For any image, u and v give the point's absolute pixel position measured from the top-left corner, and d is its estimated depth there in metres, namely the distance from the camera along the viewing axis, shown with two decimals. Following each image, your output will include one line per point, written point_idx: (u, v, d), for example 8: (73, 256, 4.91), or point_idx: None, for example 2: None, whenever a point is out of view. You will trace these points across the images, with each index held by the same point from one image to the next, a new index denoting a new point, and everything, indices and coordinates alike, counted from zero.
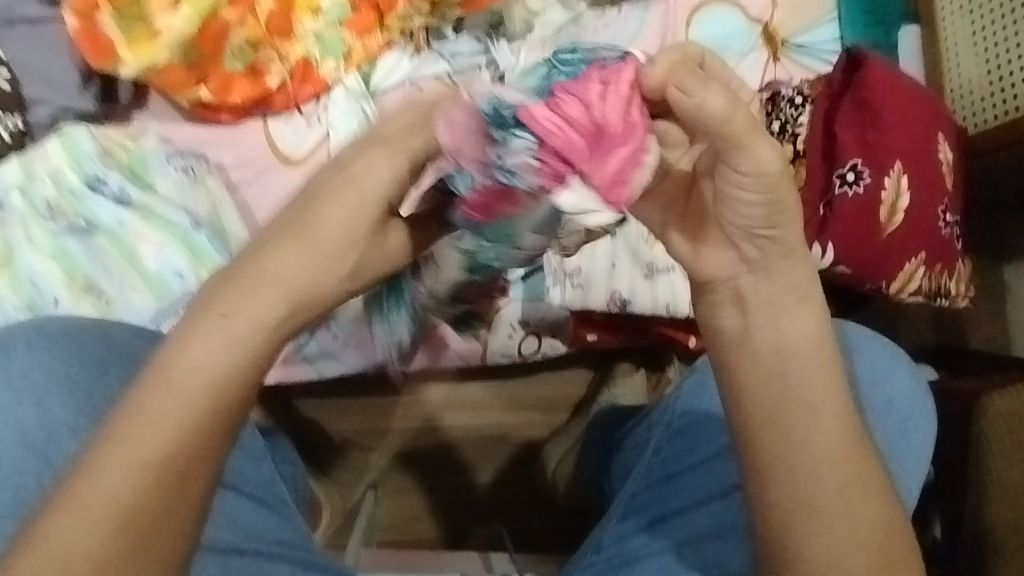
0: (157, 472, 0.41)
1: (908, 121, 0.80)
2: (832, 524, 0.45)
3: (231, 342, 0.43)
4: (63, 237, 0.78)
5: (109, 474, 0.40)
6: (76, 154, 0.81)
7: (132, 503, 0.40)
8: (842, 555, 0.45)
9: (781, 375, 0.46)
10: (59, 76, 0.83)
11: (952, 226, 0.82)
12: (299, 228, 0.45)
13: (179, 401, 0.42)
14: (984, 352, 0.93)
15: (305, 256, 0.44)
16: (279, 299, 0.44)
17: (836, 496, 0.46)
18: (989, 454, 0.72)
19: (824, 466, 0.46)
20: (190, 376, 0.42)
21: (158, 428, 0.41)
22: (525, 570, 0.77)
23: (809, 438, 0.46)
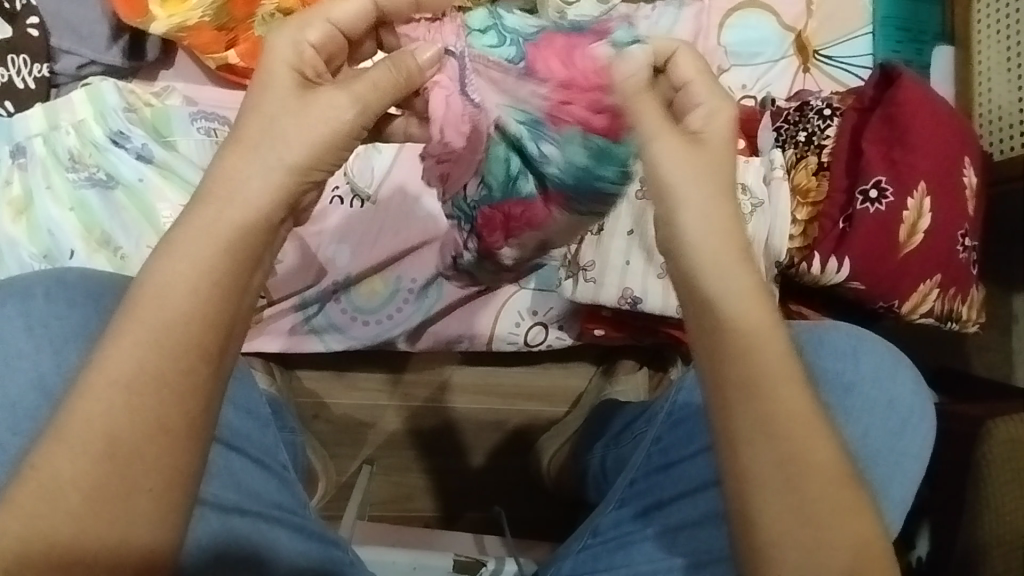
0: (131, 393, 0.40)
1: (938, 141, 0.79)
2: (783, 501, 0.43)
3: (193, 257, 0.43)
4: (83, 188, 0.78)
5: (92, 399, 0.40)
6: (100, 106, 0.80)
7: (110, 423, 0.40)
8: (802, 534, 0.43)
9: (735, 344, 0.45)
10: (89, 27, 0.82)
11: (969, 251, 0.82)
12: (241, 139, 0.48)
13: (147, 322, 0.42)
14: (986, 377, 0.93)
15: (262, 166, 0.47)
16: (240, 227, 0.45)
17: (800, 482, 0.43)
18: (989, 480, 0.71)
19: (780, 441, 0.43)
20: (157, 298, 0.42)
21: (125, 352, 0.41)
22: (517, 554, 0.78)
23: (762, 414, 0.44)
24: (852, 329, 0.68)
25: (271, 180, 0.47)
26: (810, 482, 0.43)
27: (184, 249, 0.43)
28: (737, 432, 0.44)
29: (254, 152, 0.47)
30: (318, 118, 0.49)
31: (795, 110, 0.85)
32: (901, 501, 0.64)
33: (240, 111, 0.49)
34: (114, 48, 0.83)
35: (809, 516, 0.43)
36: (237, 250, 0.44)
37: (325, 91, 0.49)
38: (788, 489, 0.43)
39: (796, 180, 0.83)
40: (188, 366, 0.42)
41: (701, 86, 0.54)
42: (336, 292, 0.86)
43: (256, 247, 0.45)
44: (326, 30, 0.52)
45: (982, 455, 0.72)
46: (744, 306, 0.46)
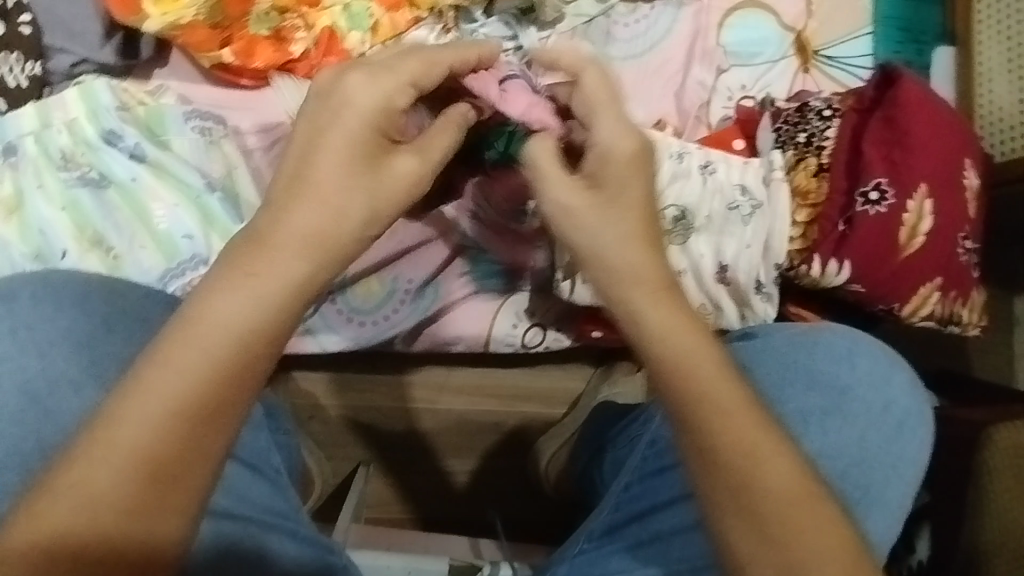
0: (180, 413, 0.42)
1: (938, 143, 0.79)
2: (745, 520, 0.45)
3: (244, 290, 0.45)
4: (75, 187, 0.78)
5: (136, 417, 0.41)
6: (93, 105, 0.80)
7: (156, 440, 0.41)
8: (764, 549, 0.45)
9: (682, 376, 0.48)
10: (81, 25, 0.81)
11: (970, 254, 0.81)
12: (306, 183, 0.48)
13: (197, 341, 0.43)
14: (986, 381, 0.93)
15: (320, 211, 0.47)
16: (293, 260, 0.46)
17: (762, 497, 0.45)
18: (989, 487, 0.72)
19: (732, 464, 0.46)
20: (206, 322, 0.44)
21: (173, 369, 0.42)
22: (512, 558, 0.77)
23: (719, 430, 0.46)
24: (847, 332, 0.68)
25: (326, 226, 0.47)
26: (771, 501, 0.45)
27: (236, 278, 0.45)
28: (705, 446, 0.46)
29: (319, 186, 0.48)
30: (347, 142, 0.49)
31: (796, 110, 0.84)
32: (898, 512, 0.63)
33: (303, 153, 0.49)
34: (107, 46, 0.82)
35: (773, 532, 0.45)
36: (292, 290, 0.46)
37: (399, 157, 0.51)
38: (746, 504, 0.45)
39: (796, 181, 0.82)
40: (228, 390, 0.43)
41: (607, 130, 0.54)
42: (332, 293, 0.85)
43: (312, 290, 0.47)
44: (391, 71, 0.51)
45: (984, 461, 0.72)
46: (686, 344, 0.49)
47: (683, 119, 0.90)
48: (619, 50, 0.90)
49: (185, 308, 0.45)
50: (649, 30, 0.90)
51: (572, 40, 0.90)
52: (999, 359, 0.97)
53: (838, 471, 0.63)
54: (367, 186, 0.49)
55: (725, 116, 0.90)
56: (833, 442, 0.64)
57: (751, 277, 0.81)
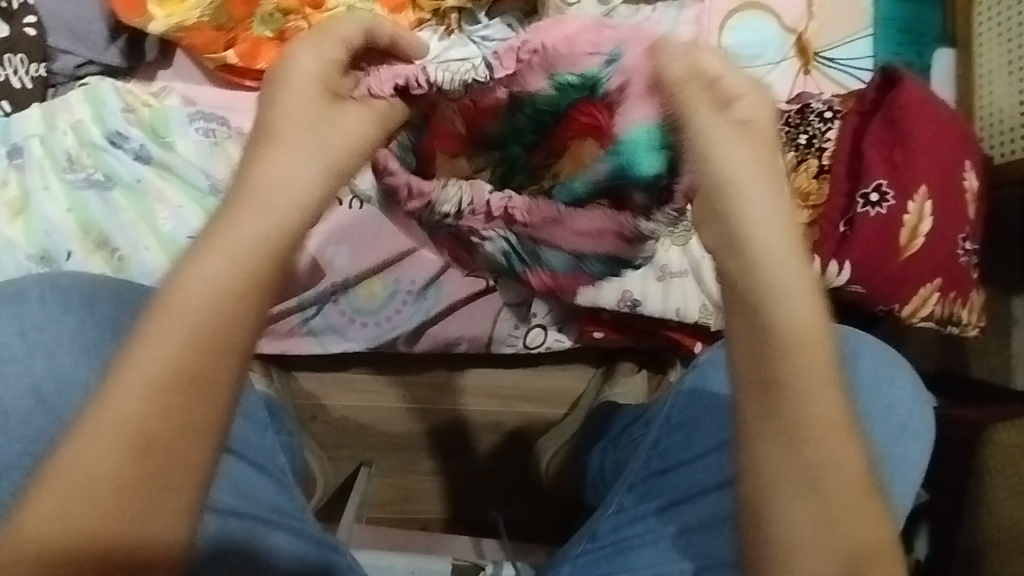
0: (170, 392, 0.37)
1: (939, 144, 0.79)
2: (813, 512, 0.41)
3: (234, 250, 0.39)
4: (81, 189, 0.78)
5: (126, 400, 0.37)
6: (99, 107, 0.81)
7: (146, 422, 0.37)
8: (824, 540, 0.41)
9: (782, 356, 0.41)
10: (86, 27, 0.82)
11: (969, 255, 0.81)
12: (281, 132, 0.42)
13: (183, 305, 0.38)
14: (984, 380, 0.94)
15: (305, 164, 0.42)
16: (280, 219, 0.40)
17: (818, 484, 0.41)
18: (988, 486, 0.71)
19: (807, 450, 0.41)
20: (191, 285, 0.39)
21: (157, 344, 0.38)
22: (515, 558, 0.78)
23: (802, 421, 0.41)
24: (852, 333, 0.68)
25: (318, 175, 0.42)
26: (834, 491, 0.42)
27: (224, 238, 0.40)
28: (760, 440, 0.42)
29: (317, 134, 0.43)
30: (302, 92, 0.43)
31: (796, 112, 0.83)
32: (903, 509, 0.64)
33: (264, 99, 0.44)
34: (112, 48, 0.83)
35: (833, 523, 0.42)
36: (276, 244, 0.40)
37: (348, 107, 0.45)
38: (810, 496, 0.41)
39: (796, 183, 0.82)
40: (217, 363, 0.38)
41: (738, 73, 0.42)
42: (335, 293, 0.86)
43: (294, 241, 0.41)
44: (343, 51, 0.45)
45: (984, 460, 0.72)
46: (802, 313, 0.42)
47: None
48: None
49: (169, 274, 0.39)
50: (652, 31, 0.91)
51: None
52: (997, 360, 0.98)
53: None
54: (343, 139, 0.44)
55: None
56: None
57: None
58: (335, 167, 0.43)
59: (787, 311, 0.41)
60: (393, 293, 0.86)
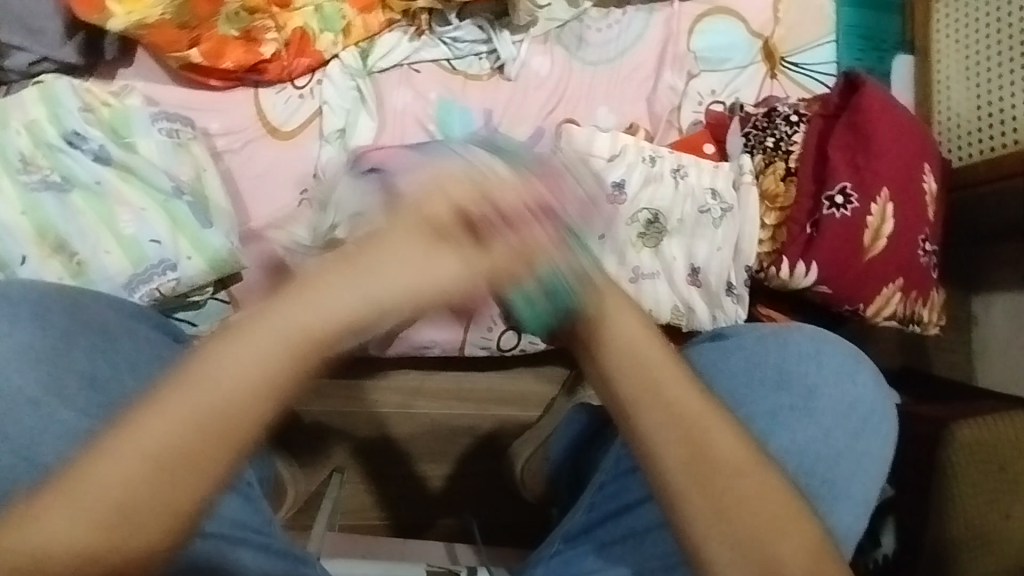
0: (150, 473, 0.37)
1: (899, 148, 0.81)
2: (708, 506, 0.43)
3: (261, 353, 0.38)
4: (36, 191, 0.75)
5: (108, 467, 0.37)
6: (56, 107, 0.78)
7: (121, 497, 0.37)
8: (726, 533, 0.43)
9: (639, 369, 0.45)
10: (40, 23, 0.79)
11: (930, 256, 0.84)
12: (359, 254, 0.40)
13: (190, 403, 0.37)
14: (946, 378, 0.97)
15: (354, 290, 0.40)
16: (299, 338, 0.39)
17: (698, 474, 0.43)
18: (951, 483, 0.74)
19: (687, 446, 0.43)
20: (203, 385, 0.38)
21: (150, 430, 0.37)
22: (489, 562, 0.77)
23: (669, 420, 0.44)
24: (814, 333, 0.69)
25: (363, 304, 0.40)
26: (729, 481, 0.43)
27: (248, 341, 0.38)
28: (661, 464, 0.44)
29: (373, 274, 0.40)
30: (406, 222, 0.41)
31: (764, 115, 0.85)
32: (866, 506, 0.65)
33: (385, 218, 0.42)
34: (68, 45, 0.80)
35: (730, 514, 0.43)
36: (299, 359, 0.39)
37: (444, 247, 0.41)
38: (702, 488, 0.43)
39: (765, 185, 0.84)
40: (204, 472, 0.37)
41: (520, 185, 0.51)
42: None
43: (311, 363, 0.39)
44: (468, 185, 0.42)
45: (947, 459, 0.74)
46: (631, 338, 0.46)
47: (654, 123, 0.91)
48: (592, 54, 0.91)
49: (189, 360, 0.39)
50: (621, 35, 0.92)
51: (545, 44, 0.91)
52: (955, 356, 1.01)
53: (805, 469, 0.65)
54: (412, 276, 0.40)
55: (695, 120, 0.92)
56: (798, 441, 0.65)
57: (722, 279, 0.83)
58: (389, 309, 0.40)
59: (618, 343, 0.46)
60: None
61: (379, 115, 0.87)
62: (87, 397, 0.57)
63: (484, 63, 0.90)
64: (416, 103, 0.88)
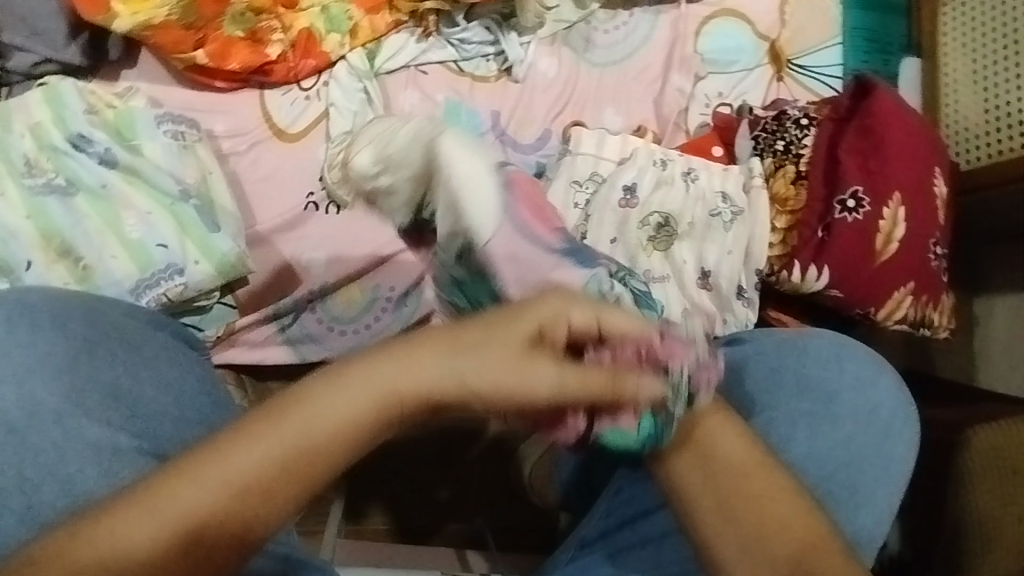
0: (235, 502, 0.41)
1: (911, 152, 0.81)
2: (714, 505, 0.52)
3: (349, 404, 0.44)
4: (41, 195, 0.74)
5: (194, 493, 0.41)
6: (59, 109, 0.76)
7: (197, 523, 0.41)
8: (734, 531, 0.51)
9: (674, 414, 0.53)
10: (43, 24, 0.77)
11: (940, 259, 0.84)
12: (457, 333, 0.46)
13: (289, 439, 0.42)
14: (950, 380, 0.97)
15: (443, 363, 0.45)
16: (385, 396, 0.44)
17: (707, 477, 0.52)
18: (966, 486, 0.75)
19: (704, 461, 0.52)
20: (306, 419, 0.43)
21: (250, 455, 0.42)
22: (502, 570, 0.77)
23: (697, 446, 0.53)
24: (834, 337, 0.69)
25: (445, 377, 0.45)
26: (739, 483, 0.51)
27: (340, 391, 0.44)
28: (679, 476, 0.53)
29: (476, 355, 0.45)
30: (507, 333, 0.46)
31: (773, 118, 0.86)
32: (887, 514, 0.64)
33: (486, 326, 0.46)
34: (72, 46, 0.79)
35: (734, 513, 0.51)
36: (382, 412, 0.44)
37: (544, 360, 0.45)
38: (710, 493, 0.52)
39: (775, 188, 0.84)
40: (278, 506, 0.42)
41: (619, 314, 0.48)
42: (312, 301, 0.83)
43: (395, 419, 0.45)
44: (590, 320, 0.47)
45: (964, 462, 0.75)
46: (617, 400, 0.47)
47: (662, 125, 0.91)
48: (600, 56, 0.90)
49: (295, 389, 0.44)
50: (629, 37, 0.91)
51: (553, 46, 0.90)
52: (961, 358, 1.02)
53: (824, 474, 0.64)
54: (512, 375, 0.45)
55: (703, 123, 0.91)
56: (819, 447, 0.65)
57: (733, 282, 0.83)
58: (471, 387, 0.45)
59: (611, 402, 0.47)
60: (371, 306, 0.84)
61: (385, 115, 0.86)
62: (97, 406, 0.56)
63: (491, 64, 0.89)
64: (423, 104, 0.87)
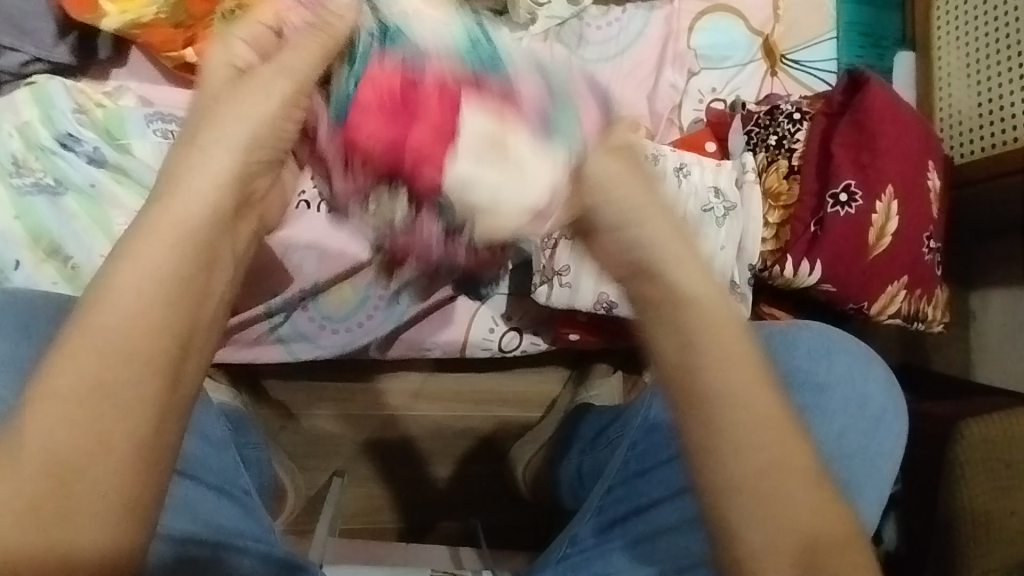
0: (86, 401, 0.35)
1: (904, 146, 0.81)
2: (765, 514, 0.40)
3: (157, 253, 0.38)
4: (29, 194, 0.74)
5: (39, 415, 0.34)
6: (48, 108, 0.77)
7: (61, 441, 0.34)
8: (778, 544, 0.40)
9: (726, 386, 0.41)
10: (33, 23, 0.77)
11: (934, 253, 0.83)
12: (198, 143, 0.43)
13: (95, 318, 0.36)
14: (946, 375, 0.97)
15: (216, 168, 0.42)
16: (188, 223, 0.40)
17: (753, 475, 0.41)
18: (962, 483, 0.72)
19: (755, 448, 0.41)
20: (106, 293, 0.37)
21: (79, 354, 0.35)
22: (495, 566, 0.76)
23: (736, 425, 0.41)
24: (823, 329, 0.69)
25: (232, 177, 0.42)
26: (787, 486, 0.41)
27: (139, 249, 0.38)
28: (725, 474, 0.41)
29: (212, 133, 0.43)
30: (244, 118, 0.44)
31: (766, 113, 0.85)
32: (877, 506, 0.65)
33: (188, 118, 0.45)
34: (61, 45, 0.79)
35: (787, 523, 0.41)
36: (194, 249, 0.39)
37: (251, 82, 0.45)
38: (764, 497, 0.40)
39: (767, 183, 0.83)
40: (132, 375, 0.36)
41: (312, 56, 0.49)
42: (305, 301, 0.84)
43: (218, 242, 0.41)
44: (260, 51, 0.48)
45: (956, 455, 0.73)
46: (712, 310, 0.43)
47: (656, 121, 0.90)
48: (592, 52, 0.90)
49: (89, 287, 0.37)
50: (622, 33, 0.91)
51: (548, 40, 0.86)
52: (955, 351, 1.02)
53: None
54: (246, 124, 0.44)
55: (695, 118, 0.91)
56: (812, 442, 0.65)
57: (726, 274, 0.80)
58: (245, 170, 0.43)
59: (691, 311, 0.42)
60: (362, 304, 0.85)
61: None
62: None
63: None
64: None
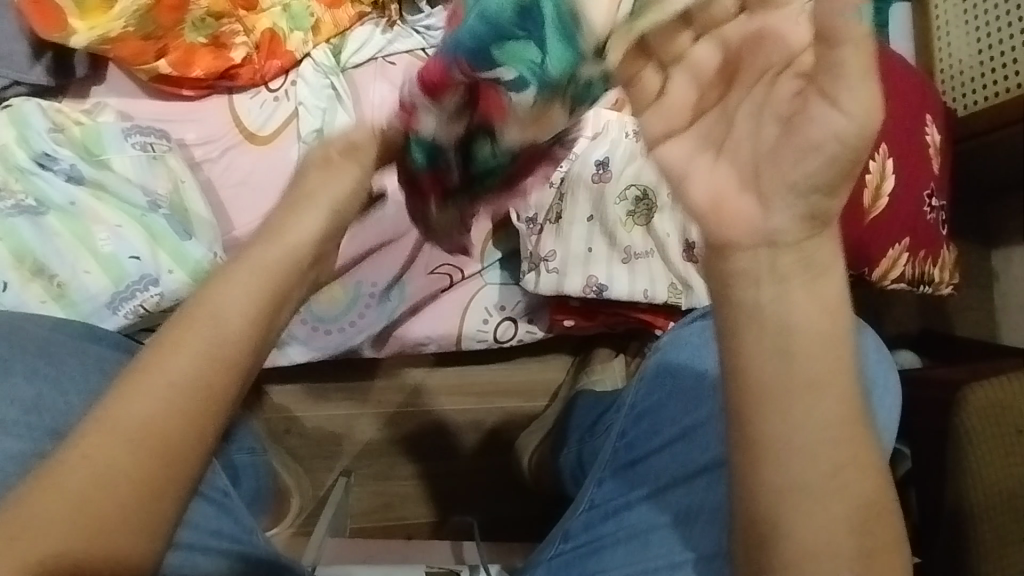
0: (111, 475, 0.43)
1: (895, 102, 0.77)
2: (827, 516, 0.39)
3: (190, 359, 0.47)
4: (10, 215, 0.74)
5: (74, 474, 0.43)
6: (24, 129, 0.78)
7: (88, 499, 0.43)
8: (830, 545, 0.39)
9: (818, 385, 0.39)
10: (7, 47, 0.78)
11: (937, 211, 0.79)
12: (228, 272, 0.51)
13: (132, 404, 0.45)
14: (965, 339, 0.93)
15: (234, 299, 0.50)
16: (220, 336, 0.48)
17: (826, 474, 0.39)
18: (968, 454, 0.70)
19: (823, 452, 0.39)
20: (145, 382, 0.46)
21: (113, 438, 0.44)
22: (492, 560, 0.76)
23: (809, 415, 0.39)
24: None
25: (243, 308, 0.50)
26: (854, 486, 0.40)
27: (170, 357, 0.47)
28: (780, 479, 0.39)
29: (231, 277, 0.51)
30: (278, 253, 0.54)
31: None
32: None
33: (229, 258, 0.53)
34: (38, 66, 0.80)
35: (853, 522, 0.40)
36: (222, 360, 0.48)
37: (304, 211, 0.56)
38: (831, 499, 0.39)
39: None
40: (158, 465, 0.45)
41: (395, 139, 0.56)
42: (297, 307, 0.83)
43: (235, 364, 0.49)
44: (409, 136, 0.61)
45: (960, 423, 0.70)
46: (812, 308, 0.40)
47: None
48: None
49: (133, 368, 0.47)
50: None
51: None
52: (978, 314, 0.97)
53: None
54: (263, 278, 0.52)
55: None
56: None
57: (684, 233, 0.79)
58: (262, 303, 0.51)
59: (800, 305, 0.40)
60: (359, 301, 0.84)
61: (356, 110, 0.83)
62: (55, 420, 0.57)
63: None
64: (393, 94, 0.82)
